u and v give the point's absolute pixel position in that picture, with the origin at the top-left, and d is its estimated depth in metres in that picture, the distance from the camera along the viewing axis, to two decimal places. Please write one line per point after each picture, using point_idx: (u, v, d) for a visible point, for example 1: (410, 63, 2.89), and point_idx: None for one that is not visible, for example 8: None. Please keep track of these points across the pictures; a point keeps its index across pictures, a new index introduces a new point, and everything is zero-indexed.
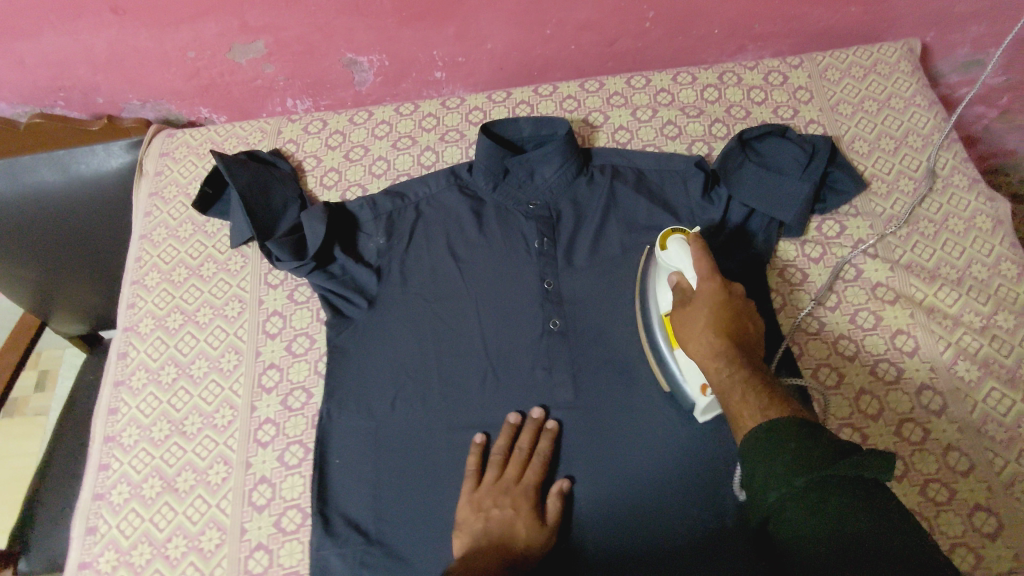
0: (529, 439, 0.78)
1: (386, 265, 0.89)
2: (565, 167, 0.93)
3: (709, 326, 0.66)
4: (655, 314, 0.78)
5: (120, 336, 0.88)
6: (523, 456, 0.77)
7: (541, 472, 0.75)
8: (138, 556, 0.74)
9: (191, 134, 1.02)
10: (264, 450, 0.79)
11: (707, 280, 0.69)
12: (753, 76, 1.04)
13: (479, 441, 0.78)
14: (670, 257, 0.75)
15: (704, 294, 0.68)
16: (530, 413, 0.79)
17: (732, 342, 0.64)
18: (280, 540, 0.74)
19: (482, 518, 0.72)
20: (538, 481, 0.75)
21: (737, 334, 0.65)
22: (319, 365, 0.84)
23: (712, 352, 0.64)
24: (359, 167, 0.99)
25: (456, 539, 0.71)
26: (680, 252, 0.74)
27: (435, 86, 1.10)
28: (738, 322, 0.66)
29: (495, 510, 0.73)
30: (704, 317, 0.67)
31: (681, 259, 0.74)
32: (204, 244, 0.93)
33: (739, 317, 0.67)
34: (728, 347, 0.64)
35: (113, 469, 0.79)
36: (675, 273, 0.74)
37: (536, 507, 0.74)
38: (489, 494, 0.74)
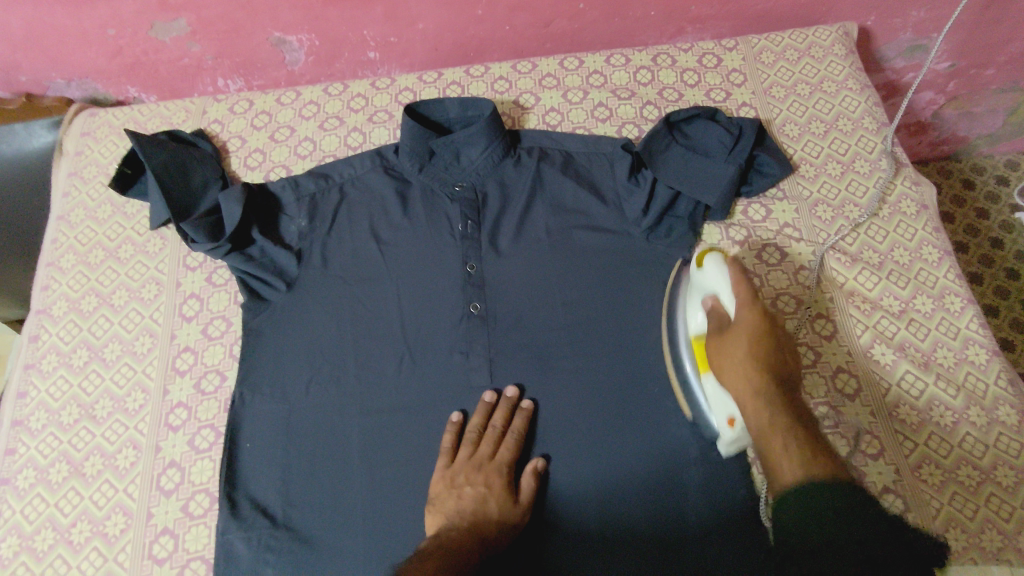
0: (502, 418, 0.77)
1: (307, 248, 0.88)
2: (491, 148, 0.92)
3: (746, 359, 0.63)
4: (683, 337, 0.75)
5: (33, 319, 0.87)
6: (498, 434, 0.76)
7: (514, 451, 0.75)
8: (41, 541, 0.73)
9: (113, 114, 1.00)
10: (174, 434, 0.78)
11: (746, 306, 0.65)
12: (686, 58, 1.03)
13: (453, 421, 0.77)
14: (707, 276, 0.71)
15: (742, 323, 0.65)
16: (506, 393, 0.79)
17: (774, 380, 0.61)
18: (186, 525, 0.73)
19: (454, 495, 0.72)
20: (514, 456, 0.75)
21: (780, 371, 0.62)
22: (234, 349, 0.83)
23: (750, 386, 0.62)
24: (285, 148, 0.97)
25: (428, 514, 0.71)
26: (717, 271, 0.70)
27: (369, 67, 1.08)
28: (782, 361, 0.62)
29: (467, 487, 0.73)
30: (745, 350, 0.63)
31: (716, 280, 0.70)
32: (123, 226, 0.92)
33: (781, 350, 0.63)
34: (772, 389, 0.61)
35: (20, 453, 0.78)
36: (710, 296, 0.70)
37: (509, 484, 0.74)
38: (463, 471, 0.74)
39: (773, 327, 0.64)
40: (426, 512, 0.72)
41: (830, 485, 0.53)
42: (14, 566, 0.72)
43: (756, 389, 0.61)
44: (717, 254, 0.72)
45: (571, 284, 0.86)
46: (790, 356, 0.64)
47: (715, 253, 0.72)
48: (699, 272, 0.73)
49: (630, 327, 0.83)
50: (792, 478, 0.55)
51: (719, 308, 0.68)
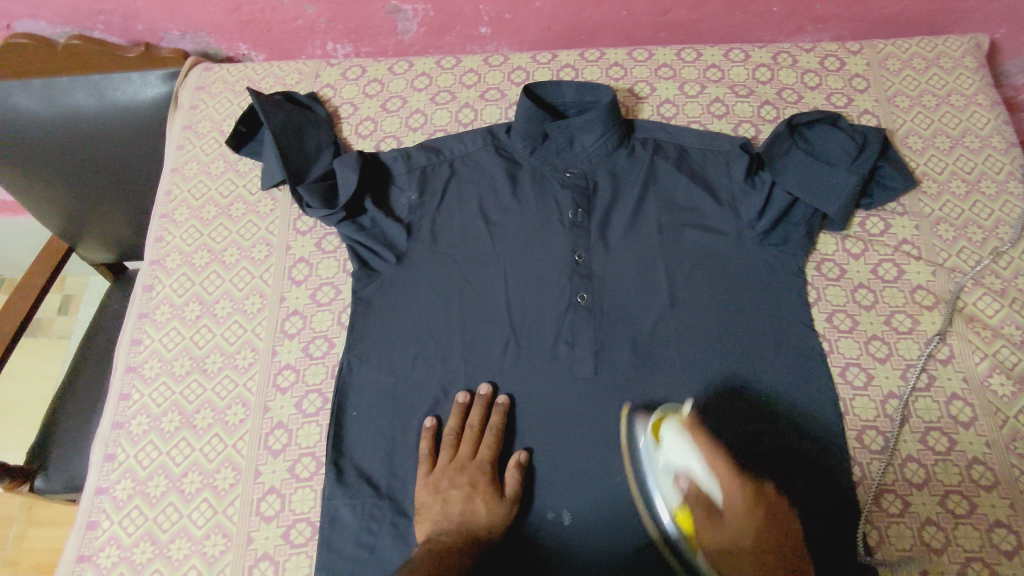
0: (479, 416, 0.77)
1: (417, 222, 0.88)
2: (606, 137, 0.90)
3: (750, 545, 0.65)
4: (663, 506, 0.72)
5: (146, 268, 0.89)
6: (475, 434, 0.76)
7: (495, 448, 0.75)
8: (154, 487, 0.75)
9: (228, 70, 1.00)
10: (283, 396, 0.79)
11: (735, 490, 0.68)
12: (808, 59, 1.00)
13: (428, 427, 0.77)
14: (670, 452, 0.72)
15: (734, 523, 0.67)
16: (479, 390, 0.79)
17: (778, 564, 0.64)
18: (292, 486, 0.75)
19: (440, 500, 0.72)
20: (494, 454, 0.75)
21: (778, 546, 0.65)
22: (342, 316, 0.84)
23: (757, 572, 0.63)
24: (396, 118, 0.97)
25: (418, 525, 0.71)
26: (679, 444, 0.71)
27: (479, 42, 1.07)
28: (777, 533, 0.66)
29: (452, 491, 0.73)
30: (749, 544, 0.65)
31: (681, 455, 0.71)
32: (236, 183, 0.93)
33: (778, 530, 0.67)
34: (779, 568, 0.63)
35: (134, 399, 0.80)
36: (683, 474, 0.70)
37: (496, 481, 0.74)
38: (446, 475, 0.74)
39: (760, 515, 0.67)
40: (415, 521, 0.72)
41: None
42: (127, 509, 0.75)
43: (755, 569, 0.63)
44: (676, 420, 0.73)
45: (679, 283, 0.85)
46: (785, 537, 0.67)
47: (674, 420, 0.73)
48: (659, 447, 0.73)
49: (740, 333, 0.82)
50: None
51: (699, 485, 0.69)
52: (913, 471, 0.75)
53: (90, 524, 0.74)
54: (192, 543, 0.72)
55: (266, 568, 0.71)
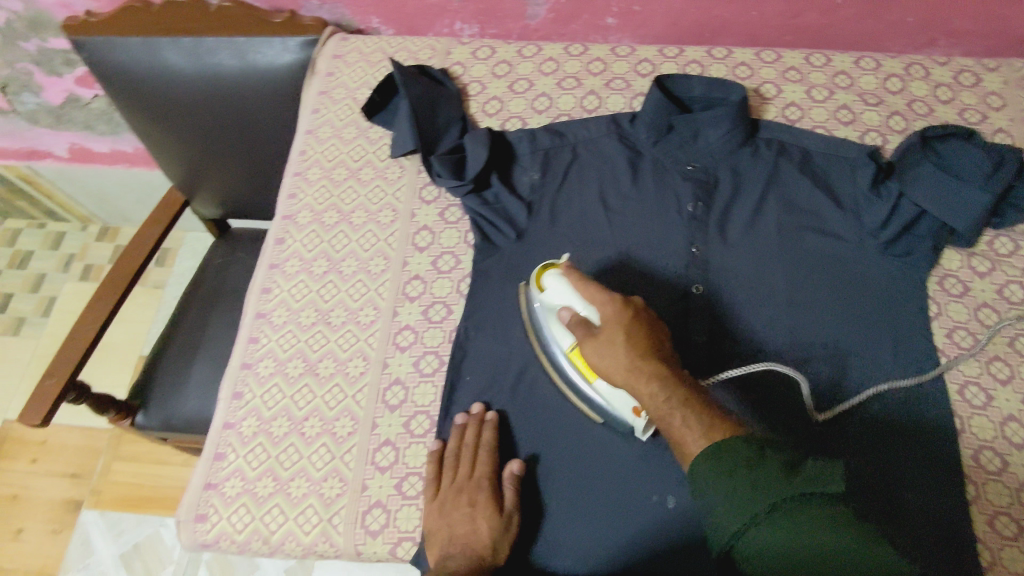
0: (472, 435, 0.75)
1: (537, 201, 0.90)
2: (732, 133, 0.90)
3: (625, 350, 0.67)
4: (560, 354, 0.75)
5: (278, 222, 0.93)
6: (470, 452, 0.74)
7: (490, 464, 0.73)
8: (277, 427, 0.79)
9: (365, 42, 1.04)
10: (402, 354, 0.82)
11: (608, 303, 0.70)
12: (942, 73, 0.98)
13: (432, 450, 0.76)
14: (551, 295, 0.75)
15: (610, 328, 0.69)
16: (472, 410, 0.78)
17: (654, 360, 0.67)
18: (406, 441, 0.78)
19: (445, 524, 0.70)
20: (491, 469, 0.73)
21: (651, 349, 0.68)
22: (461, 285, 0.86)
23: (630, 372, 0.67)
24: (522, 100, 0.99)
25: (428, 552, 0.70)
26: (559, 286, 0.75)
27: (603, 32, 1.09)
28: (651, 340, 0.68)
29: (455, 513, 0.71)
30: (622, 346, 0.68)
31: (561, 293, 0.74)
32: (366, 149, 0.96)
33: (652, 332, 0.69)
34: (652, 366, 0.66)
35: (262, 343, 0.85)
36: (563, 308, 0.74)
37: (496, 497, 0.72)
38: (449, 498, 0.72)
39: (638, 321, 0.70)
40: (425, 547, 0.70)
41: (729, 444, 0.57)
42: (252, 445, 0.79)
43: (635, 370, 0.66)
44: (554, 269, 0.76)
45: (795, 284, 0.85)
46: (661, 341, 0.69)
47: (553, 269, 0.77)
48: (542, 292, 0.76)
49: (855, 339, 0.82)
50: (699, 450, 0.59)
51: (580, 318, 0.72)
52: None
53: (217, 455, 0.79)
54: (311, 483, 0.76)
55: (378, 515, 0.74)
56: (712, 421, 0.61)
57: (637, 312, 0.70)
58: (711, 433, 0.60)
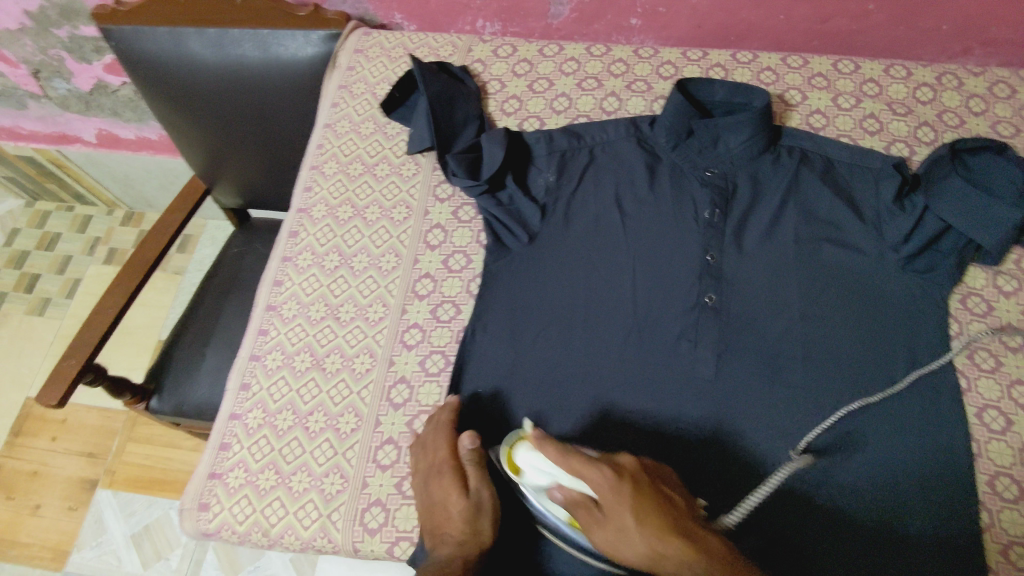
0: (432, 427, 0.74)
1: (552, 204, 0.89)
2: (753, 141, 0.88)
3: (638, 528, 0.59)
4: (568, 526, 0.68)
5: (293, 215, 0.93)
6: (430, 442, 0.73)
7: (445, 446, 0.71)
8: (282, 421, 0.80)
9: (386, 36, 1.04)
10: (408, 352, 0.82)
11: (594, 475, 0.62)
12: (976, 83, 0.95)
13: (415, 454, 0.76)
14: (533, 475, 0.67)
15: (611, 508, 0.61)
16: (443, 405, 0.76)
17: (677, 533, 0.58)
18: (409, 440, 0.78)
19: (431, 524, 0.69)
20: (450, 451, 0.71)
21: (666, 515, 0.60)
22: (471, 286, 0.86)
23: (654, 552, 0.58)
24: (541, 100, 0.98)
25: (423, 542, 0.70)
26: (537, 463, 0.67)
27: (626, 33, 1.07)
28: (661, 505, 0.60)
29: (431, 501, 0.70)
30: (634, 524, 0.59)
31: (541, 467, 0.67)
32: (383, 145, 0.96)
33: (659, 497, 0.61)
34: (673, 537, 0.58)
35: (272, 335, 0.85)
36: (552, 486, 0.66)
37: (461, 477, 0.70)
38: (426, 495, 0.71)
39: (639, 485, 0.62)
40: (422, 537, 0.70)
41: None
42: (257, 437, 0.79)
43: (659, 550, 0.58)
44: (523, 442, 0.69)
45: (810, 299, 0.83)
46: (670, 499, 0.62)
47: (522, 442, 0.69)
48: (523, 475, 0.68)
49: (870, 355, 0.80)
50: None
51: (573, 496, 0.64)
52: None
53: (222, 446, 0.79)
54: (312, 478, 0.76)
55: (377, 514, 0.74)
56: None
57: (632, 476, 0.63)
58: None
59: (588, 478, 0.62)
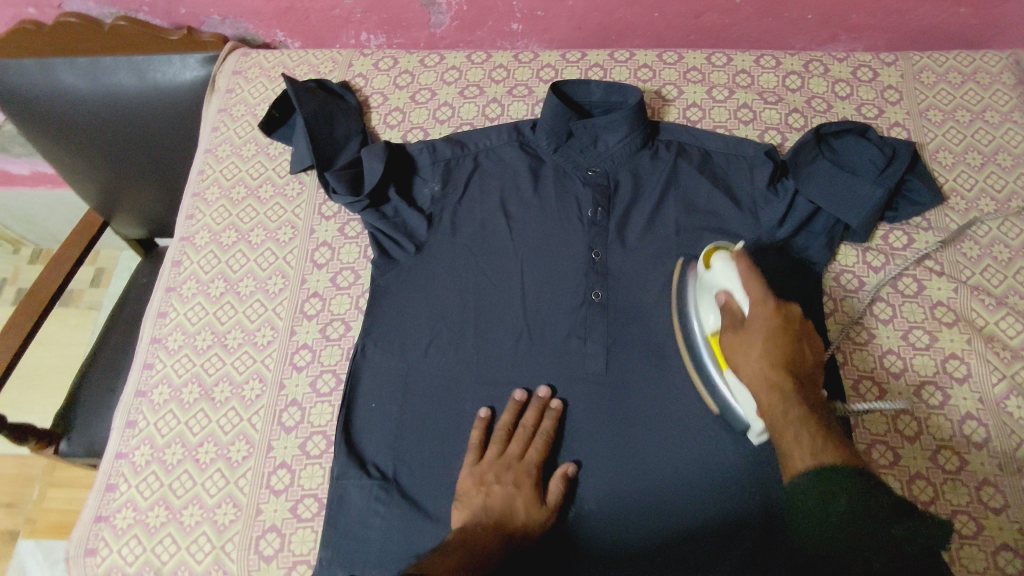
0: (533, 417, 0.77)
1: (438, 213, 0.90)
2: (630, 137, 0.90)
3: (763, 354, 0.66)
4: (699, 333, 0.76)
5: (176, 244, 0.92)
6: (527, 434, 0.76)
7: (544, 452, 0.75)
8: (170, 455, 0.78)
9: (264, 56, 1.04)
10: (299, 373, 0.81)
11: (761, 304, 0.68)
12: (840, 68, 0.99)
13: (482, 416, 0.77)
14: (713, 275, 0.74)
15: (758, 321, 0.67)
16: (538, 392, 0.79)
17: (788, 374, 0.65)
18: (302, 462, 0.77)
19: (483, 494, 0.72)
20: (542, 456, 0.75)
21: (792, 365, 0.66)
22: (360, 301, 0.86)
23: (762, 376, 0.66)
24: (424, 110, 0.99)
25: (456, 511, 0.72)
26: (724, 267, 0.72)
27: (509, 38, 1.08)
28: (795, 353, 0.67)
29: (496, 485, 0.73)
30: (759, 350, 0.66)
31: (725, 277, 0.72)
32: (265, 166, 0.96)
33: (795, 342, 0.67)
34: (786, 382, 0.65)
35: (157, 368, 0.83)
36: (721, 291, 0.72)
37: (538, 485, 0.74)
38: (493, 469, 0.75)
39: (787, 328, 0.67)
40: (454, 507, 0.72)
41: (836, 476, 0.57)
42: (145, 474, 0.77)
43: (765, 378, 0.65)
44: (725, 251, 0.75)
45: None
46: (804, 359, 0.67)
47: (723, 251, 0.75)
48: (708, 270, 0.75)
49: None
50: (804, 465, 0.60)
51: (731, 306, 0.70)
52: (921, 487, 0.74)
53: (109, 486, 0.77)
54: (204, 510, 0.75)
55: (272, 540, 0.73)
56: (821, 446, 0.61)
57: (788, 317, 0.68)
58: (821, 457, 0.60)
59: (754, 298, 0.68)
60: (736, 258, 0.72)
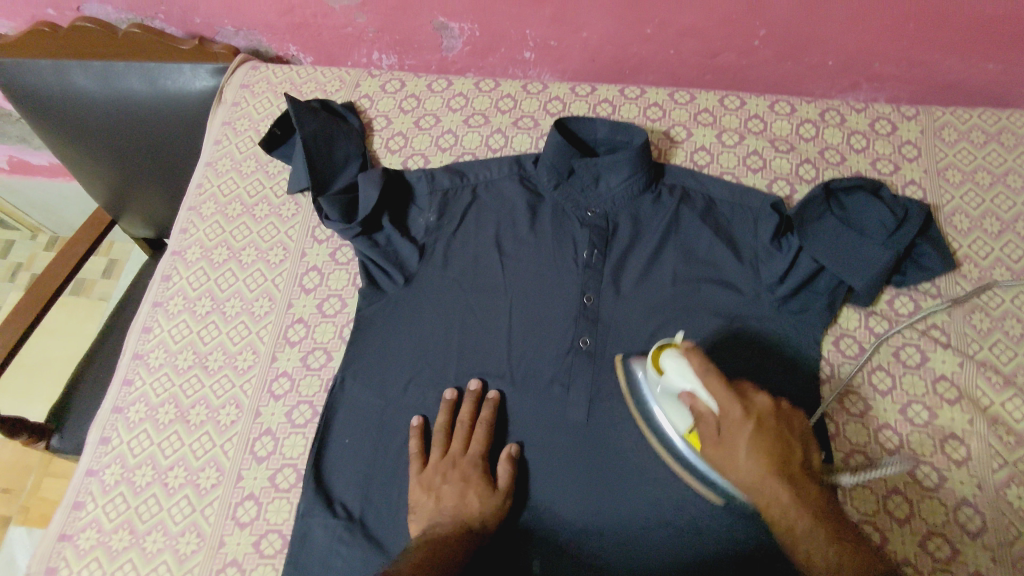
0: (469, 410, 0.78)
1: (431, 244, 0.88)
2: (632, 180, 0.88)
3: (752, 458, 0.63)
4: (675, 432, 0.70)
5: (168, 258, 0.91)
6: (466, 428, 0.77)
7: (485, 441, 0.76)
8: (140, 477, 0.77)
9: (273, 71, 1.03)
10: (275, 403, 0.80)
11: (731, 398, 0.64)
12: (858, 119, 0.95)
13: (415, 424, 0.77)
14: (670, 380, 0.69)
15: (733, 427, 0.64)
16: (469, 386, 0.80)
17: (782, 475, 0.63)
18: (270, 495, 0.76)
19: (433, 497, 0.72)
20: (484, 446, 0.76)
21: (784, 460, 0.63)
22: (344, 331, 0.84)
23: (760, 483, 0.63)
24: (426, 136, 0.98)
25: (412, 521, 0.72)
26: (678, 370, 0.68)
27: (521, 66, 1.06)
28: (781, 448, 0.64)
29: (444, 485, 0.73)
30: (746, 455, 0.63)
31: (682, 380, 0.67)
32: (263, 184, 0.95)
33: (782, 442, 0.64)
34: (781, 481, 0.63)
35: (136, 386, 0.83)
36: (686, 395, 0.67)
37: (487, 475, 0.75)
38: (439, 469, 0.75)
39: (764, 421, 0.65)
40: (409, 517, 0.72)
41: None
42: (113, 495, 0.77)
43: (762, 482, 0.63)
44: (673, 348, 0.70)
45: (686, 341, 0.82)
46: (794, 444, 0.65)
47: (670, 347, 0.71)
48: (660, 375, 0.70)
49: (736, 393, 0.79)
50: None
51: (701, 410, 0.66)
52: None
53: (76, 504, 0.77)
54: (167, 538, 0.74)
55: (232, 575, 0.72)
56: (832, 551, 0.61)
57: (762, 416, 0.65)
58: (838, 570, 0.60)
59: (722, 396, 0.65)
60: (685, 353, 0.68)
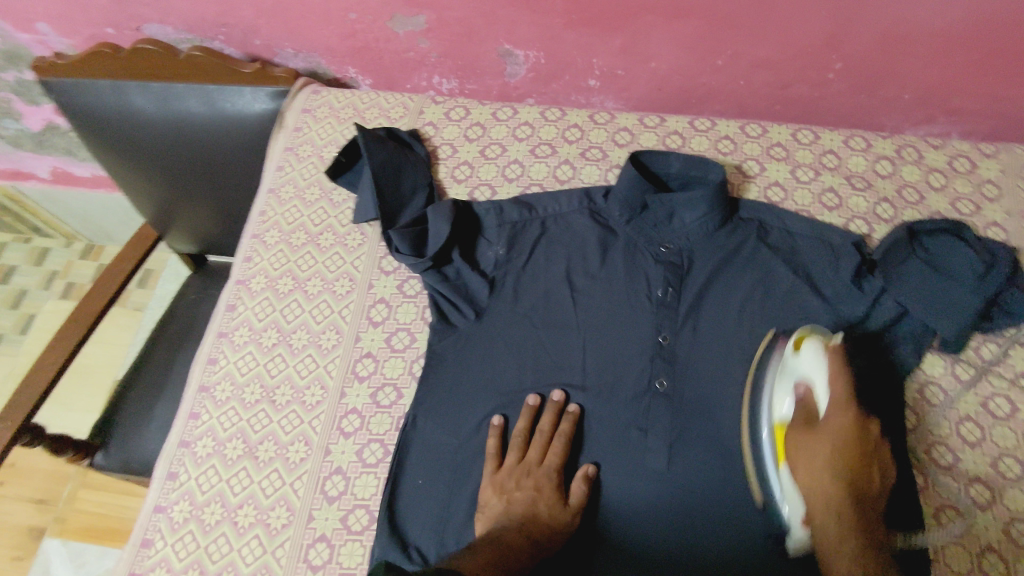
0: (550, 420, 0.77)
1: (501, 278, 0.86)
2: (708, 216, 0.85)
3: (829, 468, 0.68)
4: (765, 419, 0.73)
5: (232, 287, 0.90)
6: (545, 438, 0.76)
7: (563, 455, 0.75)
8: (209, 514, 0.76)
9: (335, 96, 1.02)
10: (346, 440, 0.79)
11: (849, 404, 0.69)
12: (936, 157, 0.93)
13: (497, 424, 0.77)
14: (803, 365, 0.72)
15: (834, 428, 0.69)
16: (551, 395, 0.79)
17: (847, 497, 0.67)
18: (342, 537, 0.74)
19: (503, 501, 0.72)
20: (562, 459, 0.75)
21: (857, 486, 0.67)
22: (414, 367, 0.83)
23: (827, 492, 0.67)
24: (493, 166, 0.96)
25: (478, 522, 0.71)
26: (816, 361, 0.72)
27: (585, 93, 1.05)
28: (864, 471, 0.68)
29: (516, 492, 0.73)
30: (824, 458, 0.68)
31: (813, 367, 0.72)
32: (327, 213, 0.94)
33: (866, 467, 0.68)
34: (846, 503, 0.66)
35: (203, 419, 0.82)
36: (806, 382, 0.72)
37: (560, 487, 0.74)
38: (511, 476, 0.74)
39: (863, 441, 0.69)
40: (476, 519, 0.72)
41: None
42: (182, 532, 0.75)
43: (830, 494, 0.67)
44: (817, 339, 0.74)
45: None
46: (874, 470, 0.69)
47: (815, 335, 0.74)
48: (794, 353, 0.73)
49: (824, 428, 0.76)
50: None
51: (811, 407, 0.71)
52: None
53: (144, 542, 0.75)
54: None
55: None
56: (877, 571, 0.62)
57: (861, 436, 0.69)
58: None
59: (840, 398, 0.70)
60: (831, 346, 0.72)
